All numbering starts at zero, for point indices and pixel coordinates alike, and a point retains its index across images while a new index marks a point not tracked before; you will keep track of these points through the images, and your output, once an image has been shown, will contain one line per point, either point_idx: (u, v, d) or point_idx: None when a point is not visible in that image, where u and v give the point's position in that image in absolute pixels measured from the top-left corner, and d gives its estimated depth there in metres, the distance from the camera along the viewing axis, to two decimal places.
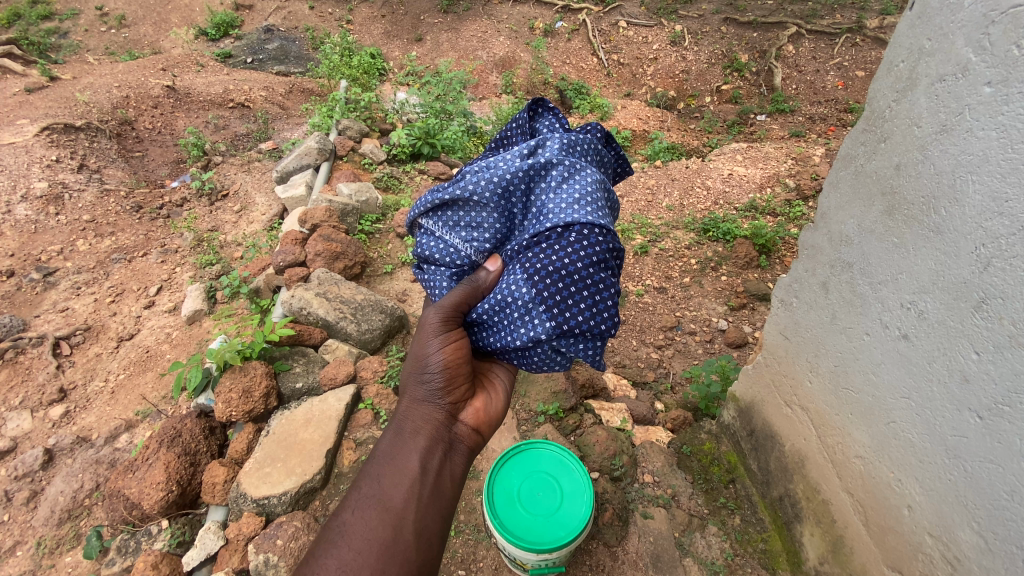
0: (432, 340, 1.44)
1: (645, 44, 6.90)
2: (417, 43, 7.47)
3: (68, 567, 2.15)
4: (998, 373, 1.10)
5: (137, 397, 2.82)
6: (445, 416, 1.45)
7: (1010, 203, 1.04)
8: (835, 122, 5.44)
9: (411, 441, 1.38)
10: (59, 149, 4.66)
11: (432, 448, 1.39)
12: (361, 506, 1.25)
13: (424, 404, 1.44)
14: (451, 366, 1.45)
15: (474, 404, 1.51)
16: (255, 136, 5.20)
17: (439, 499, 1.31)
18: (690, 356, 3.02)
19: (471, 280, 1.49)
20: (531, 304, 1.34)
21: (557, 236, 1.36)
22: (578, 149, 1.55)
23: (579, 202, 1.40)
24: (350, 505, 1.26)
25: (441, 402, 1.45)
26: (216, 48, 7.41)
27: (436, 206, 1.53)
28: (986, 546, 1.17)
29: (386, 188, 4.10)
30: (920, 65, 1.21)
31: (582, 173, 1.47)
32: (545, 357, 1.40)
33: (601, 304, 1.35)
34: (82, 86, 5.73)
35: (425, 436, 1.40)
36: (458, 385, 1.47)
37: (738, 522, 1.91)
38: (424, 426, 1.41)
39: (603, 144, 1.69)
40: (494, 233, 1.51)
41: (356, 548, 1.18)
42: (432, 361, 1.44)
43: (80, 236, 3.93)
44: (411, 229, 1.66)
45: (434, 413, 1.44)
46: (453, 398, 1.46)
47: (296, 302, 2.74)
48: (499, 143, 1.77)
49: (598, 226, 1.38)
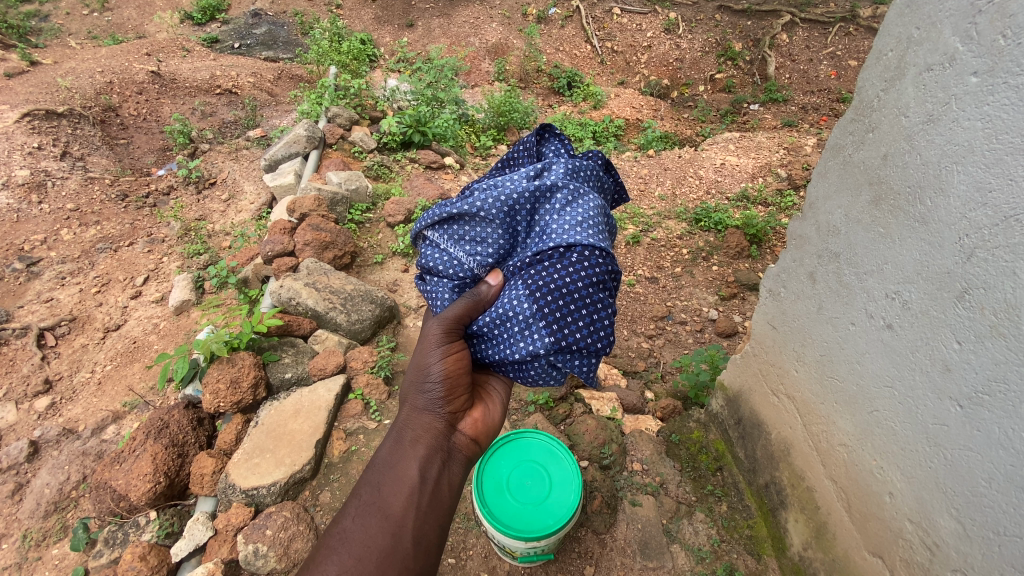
0: (434, 351, 1.43)
1: (639, 32, 6.77)
2: (408, 29, 7.29)
3: (56, 559, 2.15)
4: (978, 362, 1.11)
5: (124, 388, 2.79)
6: (445, 425, 1.43)
7: (994, 193, 1.04)
8: (827, 112, 5.50)
9: (411, 449, 1.37)
10: (41, 136, 4.55)
11: (432, 456, 1.37)
12: (362, 512, 1.25)
13: (423, 413, 1.42)
14: (451, 376, 1.43)
15: (473, 414, 1.49)
16: (243, 123, 5.11)
17: (437, 507, 1.30)
18: (680, 346, 3.04)
19: (473, 294, 1.46)
20: (532, 319, 1.34)
21: (559, 255, 1.36)
22: (582, 172, 1.54)
23: (583, 224, 1.40)
24: (351, 512, 1.26)
25: (441, 411, 1.43)
26: (202, 34, 7.25)
27: (443, 219, 1.50)
28: (965, 533, 1.18)
29: (376, 176, 4.05)
30: (908, 54, 1.19)
31: (586, 197, 1.46)
32: (542, 371, 1.39)
33: (600, 322, 1.36)
34: (64, 71, 5.57)
35: (425, 446, 1.38)
36: (459, 395, 1.45)
37: (725, 509, 1.94)
38: (423, 435, 1.39)
39: (604, 171, 1.67)
40: (497, 247, 1.49)
41: (356, 555, 1.18)
42: (433, 371, 1.43)
43: (64, 225, 3.86)
44: (416, 239, 1.64)
45: (434, 422, 1.42)
46: (453, 407, 1.44)
47: (284, 293, 2.72)
48: (506, 163, 1.75)
49: (599, 249, 1.39)
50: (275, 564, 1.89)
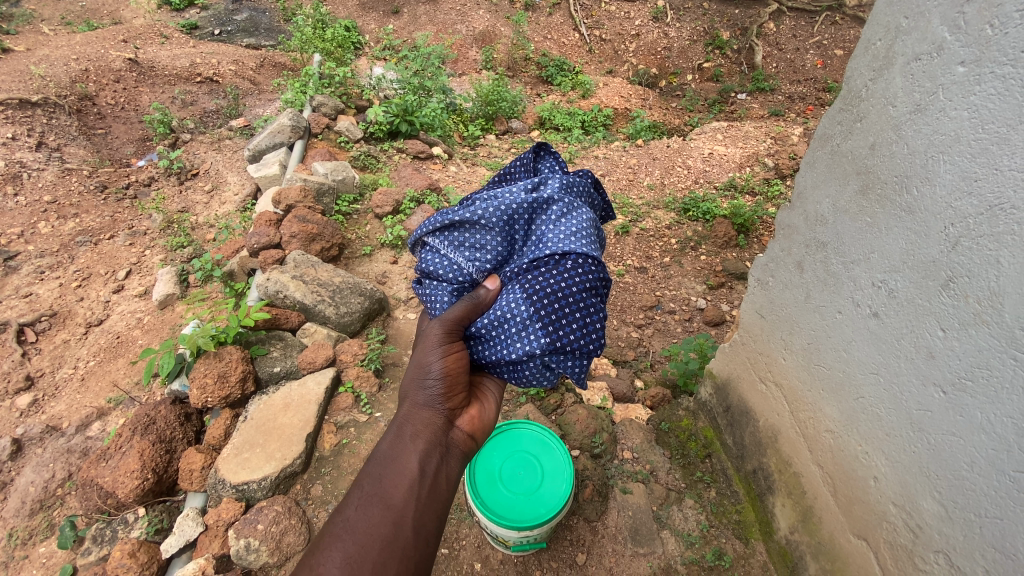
0: (435, 349, 1.42)
1: (627, 20, 6.72)
2: (393, 16, 7.15)
3: (43, 557, 2.12)
4: (962, 349, 1.13)
5: (108, 384, 2.75)
6: (444, 421, 1.42)
7: (980, 182, 1.05)
8: (813, 102, 5.56)
9: (411, 442, 1.36)
10: (15, 126, 4.41)
11: (431, 450, 1.37)
12: (364, 501, 1.25)
13: (423, 409, 1.42)
14: (451, 374, 1.43)
15: (470, 412, 1.49)
16: (225, 113, 5.00)
17: (437, 499, 1.30)
18: (669, 335, 3.07)
19: (472, 296, 1.45)
20: (529, 321, 1.34)
21: (555, 262, 1.37)
22: (574, 186, 1.57)
23: (577, 235, 1.42)
24: (353, 501, 1.25)
25: (440, 407, 1.42)
26: (180, 19, 7.05)
27: (444, 226, 1.50)
28: (947, 515, 1.21)
29: (363, 167, 3.99)
30: (896, 43, 1.20)
31: (580, 211, 1.48)
32: (537, 371, 1.39)
33: (593, 326, 1.36)
34: (39, 58, 5.37)
35: (425, 440, 1.37)
36: (457, 393, 1.45)
37: (713, 495, 1.97)
38: (423, 430, 1.39)
39: (595, 189, 1.68)
40: (496, 254, 1.49)
41: (360, 543, 1.17)
42: (433, 369, 1.42)
43: (41, 218, 3.76)
44: (415, 246, 1.62)
45: (433, 418, 1.42)
46: (452, 404, 1.44)
47: (271, 286, 2.68)
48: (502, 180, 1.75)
49: (593, 257, 1.40)
50: (267, 558, 1.88)
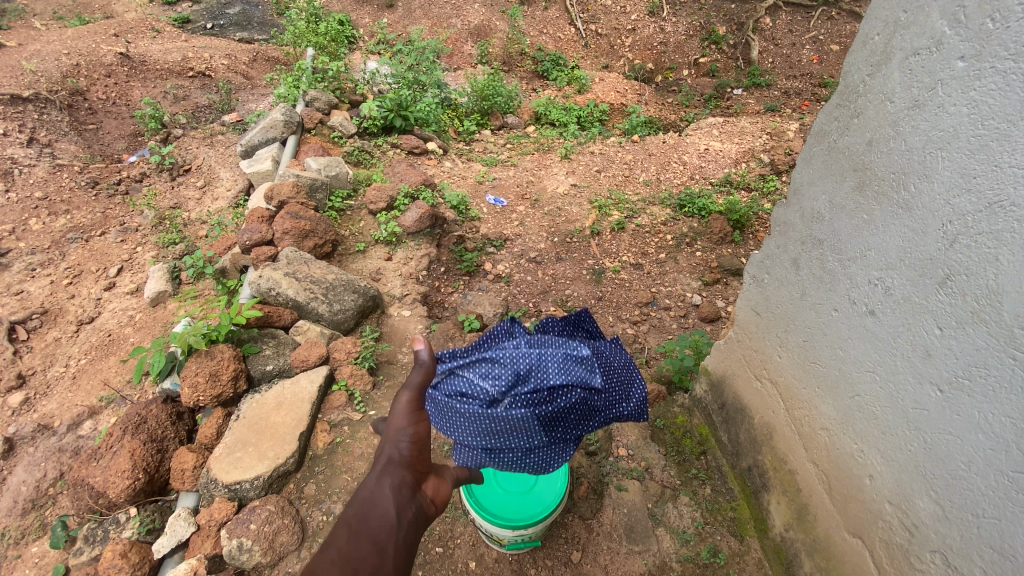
0: (405, 413, 1.37)
1: (623, 14, 6.68)
2: (387, 10, 7.04)
3: (35, 557, 2.10)
4: (959, 348, 1.12)
5: (100, 382, 2.71)
6: (417, 478, 1.24)
7: (978, 179, 1.04)
8: (808, 97, 5.57)
9: (389, 489, 1.16)
10: (5, 121, 4.35)
11: (412, 500, 1.17)
12: (343, 546, 1.02)
13: (396, 463, 1.24)
14: (422, 438, 1.34)
15: (438, 478, 1.31)
16: (218, 107, 4.94)
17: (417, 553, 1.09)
18: (665, 331, 3.06)
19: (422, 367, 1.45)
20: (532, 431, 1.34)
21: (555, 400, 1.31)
22: (552, 329, 1.61)
23: (572, 372, 1.36)
24: (329, 550, 1.00)
25: (414, 464, 1.26)
26: (172, 13, 6.96)
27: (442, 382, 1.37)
28: (943, 515, 1.21)
29: (357, 162, 3.96)
30: (895, 37, 1.18)
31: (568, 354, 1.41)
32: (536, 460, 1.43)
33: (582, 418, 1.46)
34: (30, 53, 5.29)
35: (404, 490, 1.17)
36: (427, 458, 1.31)
37: (709, 492, 1.96)
38: (402, 481, 1.20)
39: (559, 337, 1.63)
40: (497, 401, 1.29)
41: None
42: (405, 431, 1.32)
43: (32, 214, 3.71)
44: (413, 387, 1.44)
45: (406, 471, 1.23)
46: (423, 465, 1.28)
47: (263, 283, 2.64)
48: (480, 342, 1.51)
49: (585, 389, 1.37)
50: (260, 558, 1.86)
